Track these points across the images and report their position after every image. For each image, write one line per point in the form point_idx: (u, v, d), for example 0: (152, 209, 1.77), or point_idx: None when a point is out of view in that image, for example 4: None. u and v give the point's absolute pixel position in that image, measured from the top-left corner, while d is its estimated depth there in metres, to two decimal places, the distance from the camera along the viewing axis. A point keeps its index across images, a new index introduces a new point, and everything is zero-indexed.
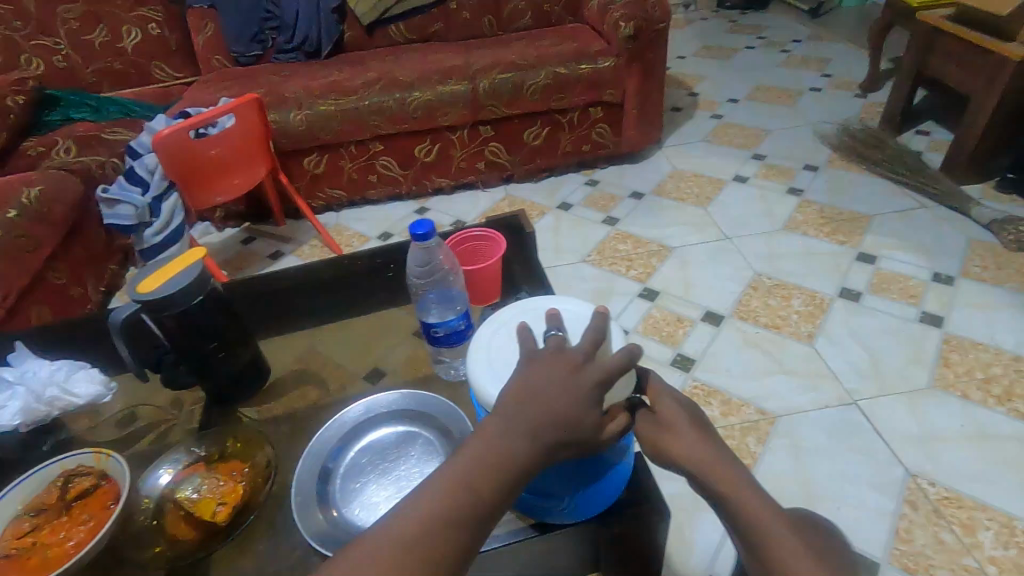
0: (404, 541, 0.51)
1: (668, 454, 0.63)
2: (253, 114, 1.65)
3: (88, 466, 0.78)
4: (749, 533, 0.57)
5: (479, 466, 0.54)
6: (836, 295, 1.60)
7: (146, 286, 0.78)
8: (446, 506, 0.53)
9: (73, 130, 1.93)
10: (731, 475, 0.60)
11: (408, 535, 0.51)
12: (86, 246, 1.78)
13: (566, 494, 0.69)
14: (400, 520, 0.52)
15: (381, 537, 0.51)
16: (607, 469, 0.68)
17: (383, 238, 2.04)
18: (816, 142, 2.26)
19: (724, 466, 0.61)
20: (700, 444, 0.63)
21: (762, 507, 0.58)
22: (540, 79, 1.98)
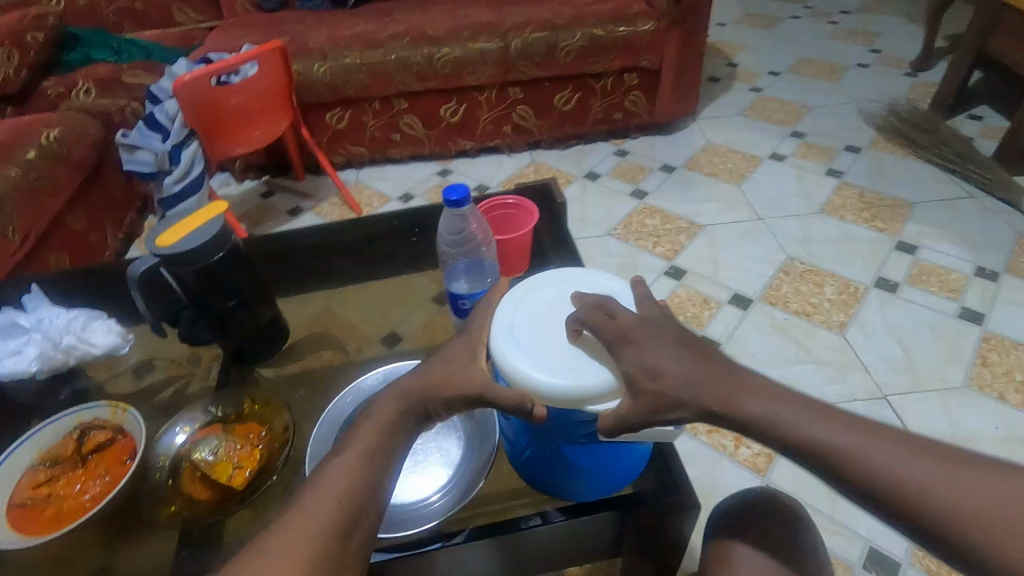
0: (330, 506, 0.55)
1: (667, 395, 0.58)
2: (277, 64, 1.59)
3: (104, 419, 0.76)
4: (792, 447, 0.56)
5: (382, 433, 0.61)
6: (872, 284, 1.54)
7: (165, 240, 0.74)
8: (364, 467, 0.59)
9: (94, 70, 1.88)
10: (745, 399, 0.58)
11: (352, 471, 0.58)
12: (105, 192, 1.76)
13: (580, 474, 0.69)
14: (322, 486, 0.57)
15: (309, 503, 0.56)
16: (622, 453, 0.68)
17: (403, 199, 1.99)
18: (860, 122, 2.15)
19: (723, 386, 0.58)
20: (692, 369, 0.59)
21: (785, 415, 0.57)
22: (575, 40, 1.89)
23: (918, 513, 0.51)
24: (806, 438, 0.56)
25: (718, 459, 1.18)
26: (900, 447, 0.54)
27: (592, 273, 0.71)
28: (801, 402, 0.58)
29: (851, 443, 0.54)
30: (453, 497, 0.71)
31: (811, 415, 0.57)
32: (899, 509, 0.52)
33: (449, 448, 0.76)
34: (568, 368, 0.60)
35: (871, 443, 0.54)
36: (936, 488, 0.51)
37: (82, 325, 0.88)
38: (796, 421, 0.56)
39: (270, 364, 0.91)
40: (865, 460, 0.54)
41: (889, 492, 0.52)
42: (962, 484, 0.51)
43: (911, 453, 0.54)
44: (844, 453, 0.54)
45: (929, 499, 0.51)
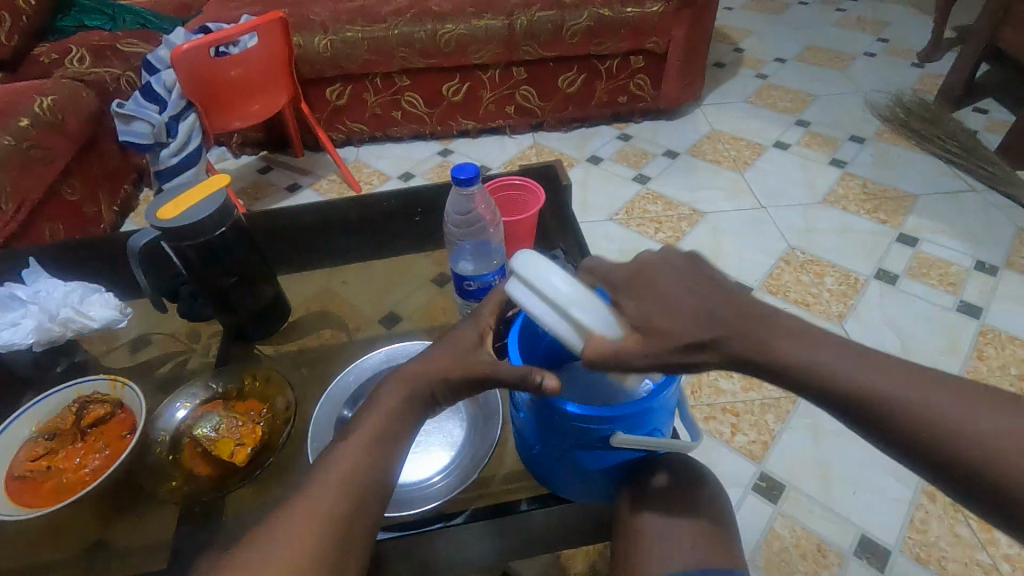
0: (335, 501, 0.55)
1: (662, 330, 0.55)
2: (277, 36, 1.55)
3: (103, 393, 0.75)
4: (802, 384, 0.52)
5: (384, 423, 0.61)
6: (872, 276, 1.54)
7: (166, 213, 0.73)
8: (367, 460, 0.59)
9: (88, 37, 1.83)
10: (760, 330, 0.53)
11: (356, 464, 0.58)
12: (100, 163, 1.73)
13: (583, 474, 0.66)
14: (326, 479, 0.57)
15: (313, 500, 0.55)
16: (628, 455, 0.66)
17: (403, 178, 1.97)
18: (865, 113, 2.14)
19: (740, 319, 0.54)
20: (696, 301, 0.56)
21: (800, 353, 0.52)
22: (581, 20, 1.86)
23: (961, 459, 0.46)
24: (836, 377, 0.50)
25: (714, 446, 1.19)
26: (948, 393, 0.48)
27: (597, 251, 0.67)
28: (838, 342, 0.52)
29: (886, 385, 0.49)
30: (456, 478, 0.71)
31: (844, 355, 0.51)
32: (940, 457, 0.46)
33: (452, 431, 0.76)
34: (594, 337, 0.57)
35: (911, 387, 0.48)
36: (987, 435, 0.45)
37: (80, 298, 0.87)
38: (827, 360, 0.51)
39: (270, 341, 0.91)
40: (903, 403, 0.48)
41: (929, 438, 0.47)
42: (1020, 430, 0.44)
43: (966, 401, 0.47)
44: (879, 394, 0.49)
45: (975, 445, 0.45)
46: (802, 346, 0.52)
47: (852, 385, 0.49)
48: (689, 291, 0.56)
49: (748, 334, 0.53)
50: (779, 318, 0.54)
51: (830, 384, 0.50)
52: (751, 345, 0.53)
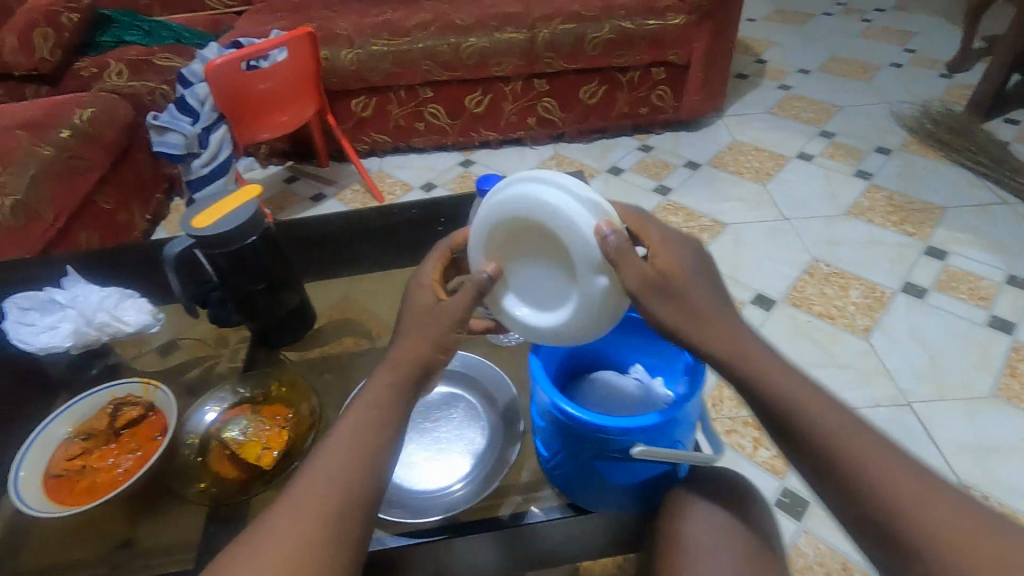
0: (333, 494, 0.54)
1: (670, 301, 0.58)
2: (305, 50, 1.59)
3: (136, 396, 0.78)
4: (780, 411, 0.54)
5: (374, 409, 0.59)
6: (899, 289, 1.51)
7: (200, 221, 0.76)
8: (361, 452, 0.57)
9: (125, 52, 1.90)
10: (758, 356, 0.57)
11: (352, 457, 0.56)
12: (134, 173, 1.79)
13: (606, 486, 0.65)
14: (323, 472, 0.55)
15: (313, 490, 0.55)
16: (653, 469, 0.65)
17: (425, 189, 2.00)
18: (891, 123, 2.11)
19: (740, 340, 0.57)
20: (707, 299, 0.59)
21: (789, 383, 0.55)
22: (603, 33, 1.87)
23: (865, 502, 0.49)
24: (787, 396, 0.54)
25: (736, 460, 1.18)
26: (907, 474, 0.49)
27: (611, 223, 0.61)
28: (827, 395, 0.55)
29: (828, 419, 0.52)
30: (475, 487, 0.71)
31: (825, 404, 0.53)
32: (852, 493, 0.50)
33: (472, 438, 0.76)
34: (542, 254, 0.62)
35: (847, 428, 0.52)
36: (931, 522, 0.47)
37: (115, 303, 0.90)
38: (788, 381, 0.55)
39: (295, 347, 0.93)
40: (834, 438, 0.51)
41: (840, 470, 0.50)
42: (963, 527, 0.46)
43: (926, 486, 0.48)
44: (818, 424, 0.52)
45: (879, 491, 0.49)
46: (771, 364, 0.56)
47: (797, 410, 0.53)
48: (700, 292, 0.59)
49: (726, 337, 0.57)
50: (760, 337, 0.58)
51: (779, 400, 0.54)
52: (719, 351, 0.57)
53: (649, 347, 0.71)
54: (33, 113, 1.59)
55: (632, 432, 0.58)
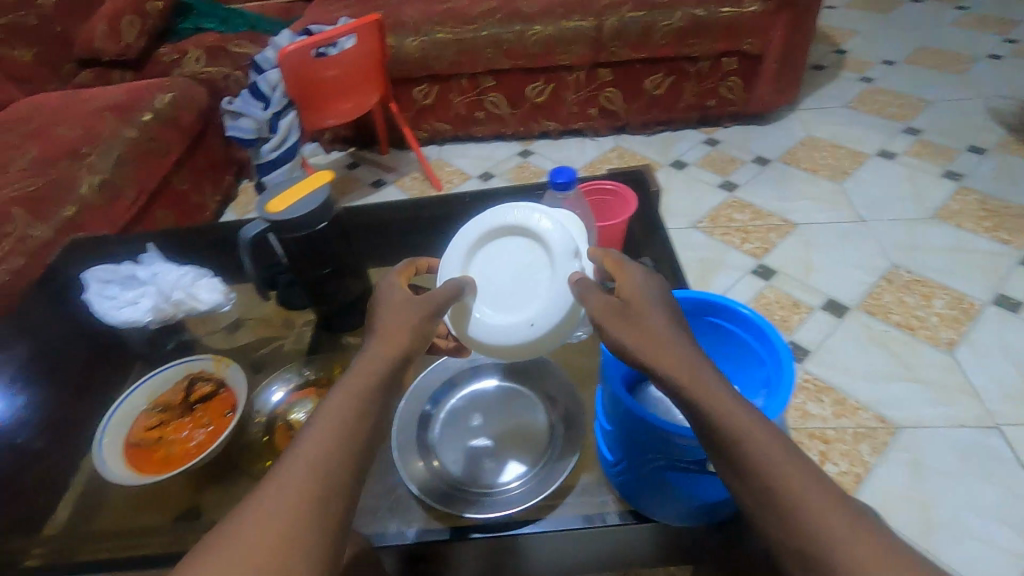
0: (316, 466, 0.49)
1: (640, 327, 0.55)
2: (373, 36, 1.60)
3: (209, 372, 0.81)
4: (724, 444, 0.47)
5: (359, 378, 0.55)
6: (989, 301, 1.39)
7: (274, 206, 0.77)
8: (352, 421, 0.52)
9: (203, 39, 1.98)
10: (709, 382, 0.50)
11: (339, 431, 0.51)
12: (208, 156, 1.86)
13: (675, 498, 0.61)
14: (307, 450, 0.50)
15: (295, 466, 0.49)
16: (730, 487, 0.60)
17: (483, 178, 1.99)
18: (986, 120, 1.94)
19: (691, 364, 0.51)
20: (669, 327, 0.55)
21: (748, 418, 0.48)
22: (673, 21, 1.80)
23: (789, 529, 0.44)
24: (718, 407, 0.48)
25: None
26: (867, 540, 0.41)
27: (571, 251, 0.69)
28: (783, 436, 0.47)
29: (765, 437, 0.47)
30: (532, 487, 0.69)
31: (778, 445, 0.46)
32: (777, 521, 0.44)
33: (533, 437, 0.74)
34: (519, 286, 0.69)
35: (778, 449, 0.46)
36: None
37: (190, 281, 0.94)
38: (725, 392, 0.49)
39: (357, 334, 0.92)
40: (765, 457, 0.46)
41: (768, 497, 0.45)
42: None
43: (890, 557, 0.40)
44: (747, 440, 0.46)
45: (801, 520, 0.43)
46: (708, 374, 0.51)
47: (731, 423, 0.47)
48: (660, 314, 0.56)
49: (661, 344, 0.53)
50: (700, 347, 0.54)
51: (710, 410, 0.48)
52: (655, 360, 0.52)
53: (725, 347, 0.62)
54: (119, 97, 1.67)
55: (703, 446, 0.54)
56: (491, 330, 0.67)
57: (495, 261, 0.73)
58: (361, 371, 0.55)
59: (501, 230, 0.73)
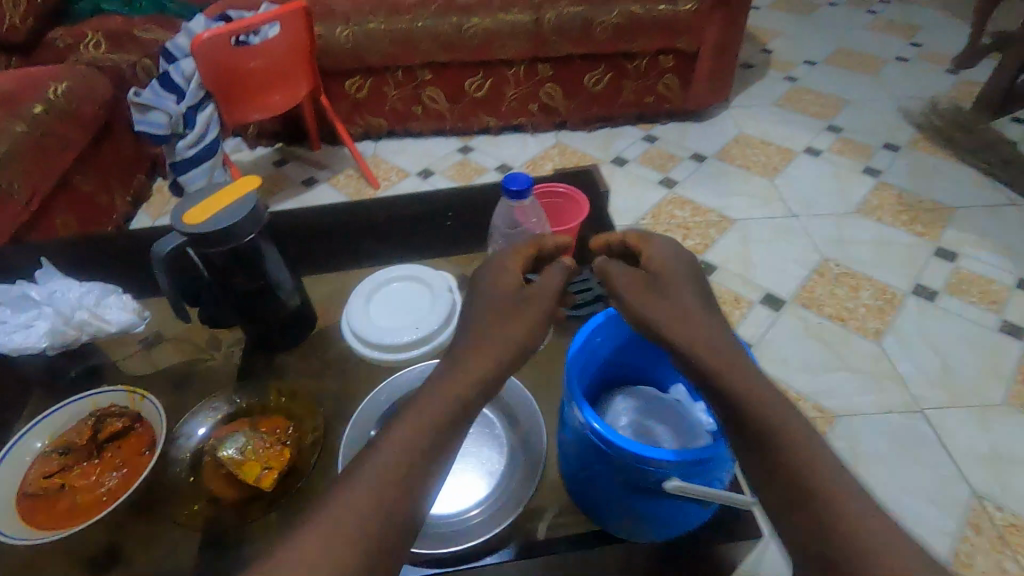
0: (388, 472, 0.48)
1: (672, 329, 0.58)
2: (299, 24, 1.48)
3: (121, 406, 0.71)
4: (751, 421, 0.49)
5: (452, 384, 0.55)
6: (909, 291, 1.48)
7: (192, 216, 0.68)
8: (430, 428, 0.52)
9: (104, 22, 1.78)
10: (741, 373, 0.52)
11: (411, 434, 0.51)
12: (114, 152, 1.69)
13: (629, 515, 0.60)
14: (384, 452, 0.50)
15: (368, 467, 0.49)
16: (687, 510, 0.60)
17: (423, 176, 1.92)
18: (899, 119, 2.07)
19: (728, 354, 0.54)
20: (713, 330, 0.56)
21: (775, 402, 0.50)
22: (611, 17, 1.79)
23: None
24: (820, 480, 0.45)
25: None
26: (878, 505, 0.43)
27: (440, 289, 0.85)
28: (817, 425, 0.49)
29: (879, 518, 0.42)
30: (492, 515, 0.66)
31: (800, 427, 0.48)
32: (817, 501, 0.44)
33: (492, 460, 0.72)
34: (398, 312, 0.83)
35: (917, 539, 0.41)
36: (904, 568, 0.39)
37: (95, 300, 0.83)
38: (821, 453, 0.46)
39: (293, 353, 0.83)
40: (881, 540, 0.41)
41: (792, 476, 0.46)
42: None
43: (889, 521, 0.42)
44: (853, 519, 0.42)
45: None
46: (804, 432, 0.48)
47: (800, 476, 0.45)
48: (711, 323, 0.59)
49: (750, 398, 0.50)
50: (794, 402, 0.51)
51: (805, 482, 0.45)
52: (722, 379, 0.52)
53: None
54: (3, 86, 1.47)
55: (666, 464, 0.53)
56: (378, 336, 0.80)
57: (388, 293, 0.86)
58: (407, 437, 0.50)
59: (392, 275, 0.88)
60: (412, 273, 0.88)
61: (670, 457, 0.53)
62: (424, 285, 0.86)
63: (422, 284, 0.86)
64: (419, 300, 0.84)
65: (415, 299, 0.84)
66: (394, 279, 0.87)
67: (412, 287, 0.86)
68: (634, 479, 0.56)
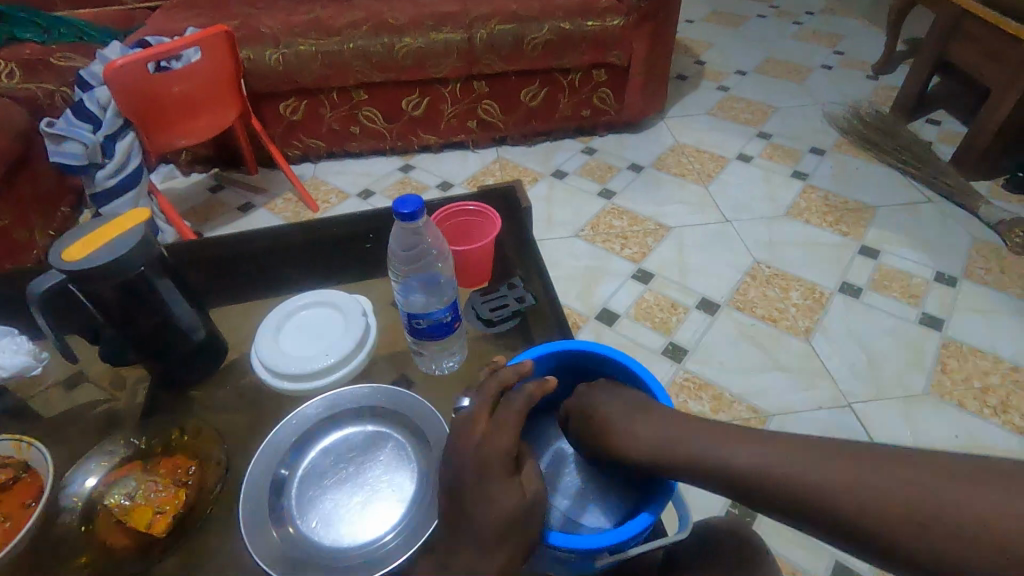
0: None
1: (598, 434, 0.66)
2: (222, 48, 1.46)
3: (6, 456, 0.68)
4: (713, 473, 0.58)
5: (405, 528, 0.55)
6: (836, 289, 1.54)
7: (73, 253, 0.65)
8: None
9: (18, 50, 1.71)
10: (660, 428, 0.62)
11: None
12: (33, 185, 1.62)
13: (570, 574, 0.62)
14: None
15: None
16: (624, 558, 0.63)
17: (363, 196, 1.90)
18: (824, 124, 2.16)
19: (642, 421, 0.64)
20: (617, 411, 0.65)
21: (703, 441, 0.60)
22: (542, 34, 1.82)
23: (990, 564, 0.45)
24: (830, 497, 0.52)
25: None
26: (830, 461, 0.53)
27: (354, 310, 0.84)
28: (751, 439, 0.58)
29: (880, 491, 0.50)
30: (406, 537, 0.62)
31: (745, 449, 0.58)
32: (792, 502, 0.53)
33: (402, 483, 0.68)
34: (311, 340, 0.81)
35: (908, 475, 0.50)
36: (865, 499, 0.50)
37: None
38: (811, 473, 0.53)
39: (202, 388, 0.81)
40: (899, 512, 0.49)
41: (761, 487, 0.55)
42: (886, 487, 0.50)
43: (834, 466, 0.53)
44: (857, 506, 0.50)
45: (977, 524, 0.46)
46: (790, 465, 0.54)
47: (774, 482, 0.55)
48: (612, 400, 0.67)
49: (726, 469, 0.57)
50: (750, 441, 0.58)
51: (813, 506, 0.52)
52: (645, 438, 0.62)
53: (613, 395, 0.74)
54: None
55: (603, 548, 0.56)
56: (287, 365, 0.77)
57: (298, 323, 0.84)
58: None
59: (304, 304, 0.87)
60: (322, 299, 0.87)
61: (606, 540, 0.56)
62: (335, 311, 0.85)
63: (334, 309, 0.85)
64: (331, 326, 0.83)
65: (328, 326, 0.83)
66: (305, 308, 0.86)
67: (323, 314, 0.85)
68: (572, 562, 0.59)
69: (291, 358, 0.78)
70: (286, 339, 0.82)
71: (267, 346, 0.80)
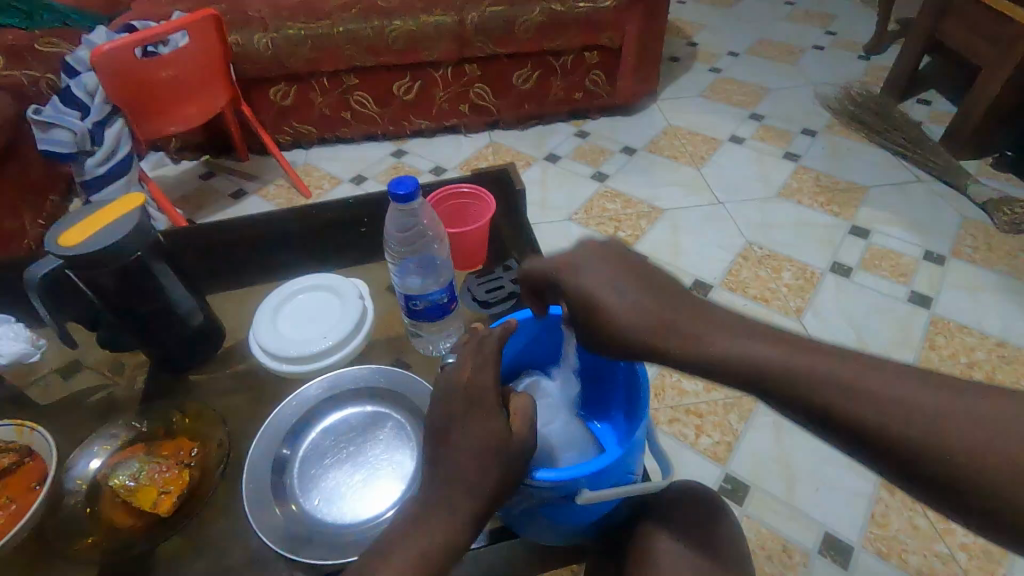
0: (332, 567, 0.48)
1: (608, 326, 0.59)
2: (211, 33, 1.44)
3: (9, 441, 0.68)
4: (738, 372, 0.53)
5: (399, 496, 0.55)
6: (827, 269, 1.56)
7: (70, 239, 0.66)
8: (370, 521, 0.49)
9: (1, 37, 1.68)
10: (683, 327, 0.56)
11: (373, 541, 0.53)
12: (21, 174, 1.60)
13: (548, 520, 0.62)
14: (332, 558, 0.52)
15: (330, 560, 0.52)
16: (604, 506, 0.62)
17: (356, 182, 1.89)
18: (815, 105, 2.16)
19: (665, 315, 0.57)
20: (635, 302, 0.58)
21: (732, 341, 0.54)
22: (533, 16, 1.81)
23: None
24: (865, 408, 0.47)
25: (677, 447, 1.18)
26: (868, 372, 0.49)
27: (351, 292, 0.85)
28: (782, 342, 0.53)
29: (918, 409, 0.46)
30: None
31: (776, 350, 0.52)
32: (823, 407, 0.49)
33: (402, 462, 0.70)
34: (309, 322, 0.82)
35: (949, 399, 0.46)
36: (899, 412, 0.46)
37: None
38: (845, 379, 0.49)
39: (201, 372, 0.81)
40: (937, 430, 0.45)
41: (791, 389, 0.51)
42: (925, 405, 0.46)
43: (872, 376, 0.48)
44: (893, 419, 0.46)
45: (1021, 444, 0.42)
46: (825, 368, 0.50)
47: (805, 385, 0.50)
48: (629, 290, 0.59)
49: (748, 369, 0.53)
50: (783, 343, 0.53)
51: (832, 414, 0.49)
52: (666, 336, 0.56)
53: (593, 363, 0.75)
54: None
55: (571, 479, 0.56)
56: (285, 348, 0.78)
57: (296, 306, 0.85)
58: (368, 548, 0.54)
59: (303, 288, 0.87)
60: (319, 282, 0.87)
61: (574, 470, 0.56)
62: (332, 293, 0.86)
63: (332, 292, 0.86)
64: (329, 309, 0.84)
65: (326, 308, 0.84)
66: (303, 292, 0.87)
67: (320, 297, 0.86)
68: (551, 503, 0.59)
69: (289, 341, 0.79)
70: (284, 321, 0.82)
71: (264, 330, 0.80)
